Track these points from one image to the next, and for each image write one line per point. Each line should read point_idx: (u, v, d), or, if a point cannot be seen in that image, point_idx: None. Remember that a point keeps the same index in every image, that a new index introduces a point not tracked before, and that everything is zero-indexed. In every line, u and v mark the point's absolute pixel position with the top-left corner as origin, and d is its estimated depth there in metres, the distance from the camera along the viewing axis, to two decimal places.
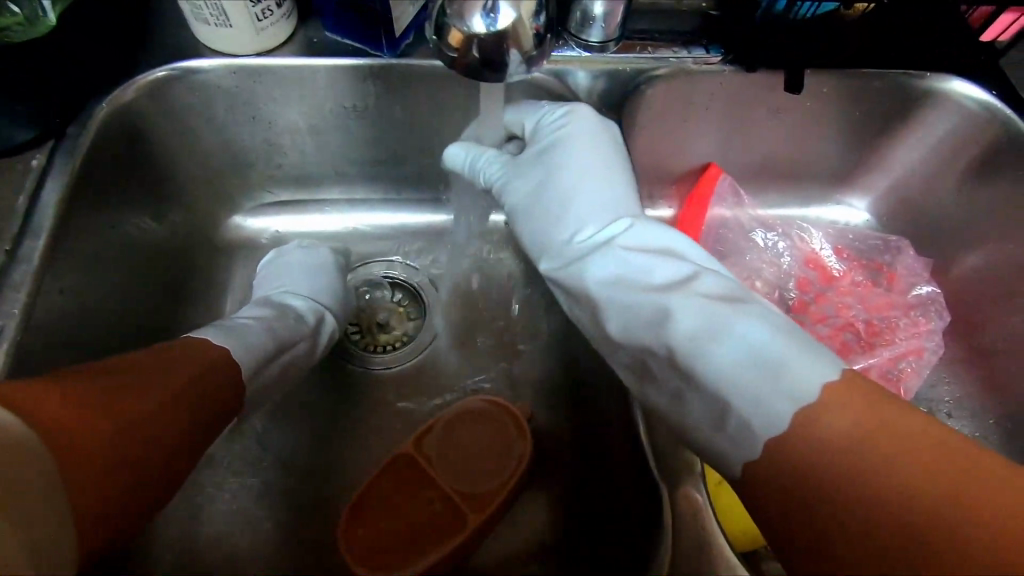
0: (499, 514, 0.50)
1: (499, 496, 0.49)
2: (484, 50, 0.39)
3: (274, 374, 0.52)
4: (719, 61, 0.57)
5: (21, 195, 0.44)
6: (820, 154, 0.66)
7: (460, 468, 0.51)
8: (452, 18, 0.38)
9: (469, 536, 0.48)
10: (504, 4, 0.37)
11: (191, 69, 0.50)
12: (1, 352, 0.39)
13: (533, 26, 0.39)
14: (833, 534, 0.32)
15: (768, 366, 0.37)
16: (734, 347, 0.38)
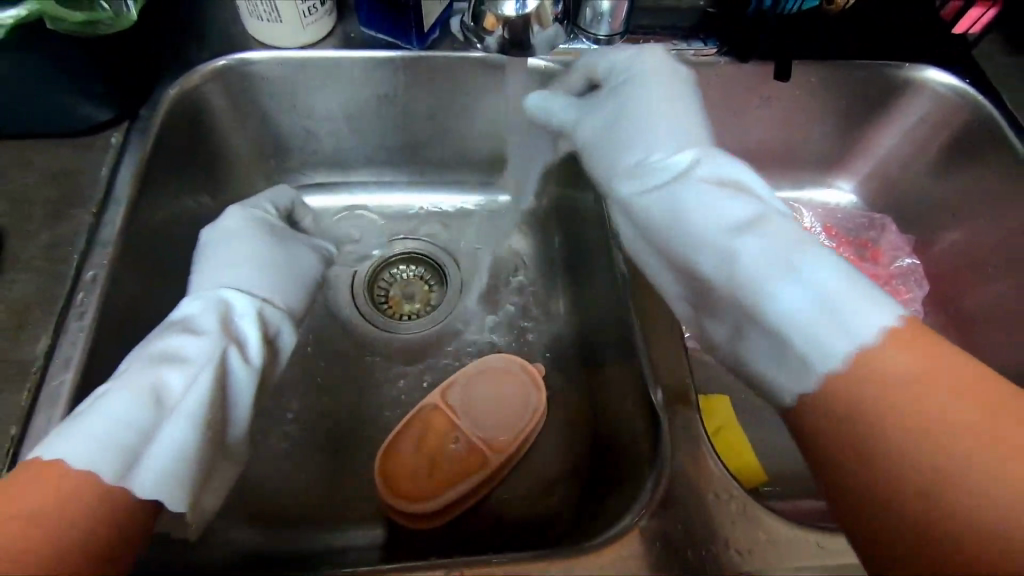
0: (517, 454, 0.56)
1: (517, 439, 0.56)
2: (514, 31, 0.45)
3: (170, 437, 0.40)
4: (715, 52, 0.63)
5: (104, 167, 0.50)
6: (810, 141, 0.72)
7: (480, 417, 0.56)
8: (488, 5, 0.44)
9: (490, 472, 0.54)
10: None
11: (245, 60, 0.56)
12: (91, 298, 0.45)
13: (554, 10, 0.45)
14: (851, 449, 0.34)
15: (826, 305, 0.37)
16: (803, 293, 0.38)
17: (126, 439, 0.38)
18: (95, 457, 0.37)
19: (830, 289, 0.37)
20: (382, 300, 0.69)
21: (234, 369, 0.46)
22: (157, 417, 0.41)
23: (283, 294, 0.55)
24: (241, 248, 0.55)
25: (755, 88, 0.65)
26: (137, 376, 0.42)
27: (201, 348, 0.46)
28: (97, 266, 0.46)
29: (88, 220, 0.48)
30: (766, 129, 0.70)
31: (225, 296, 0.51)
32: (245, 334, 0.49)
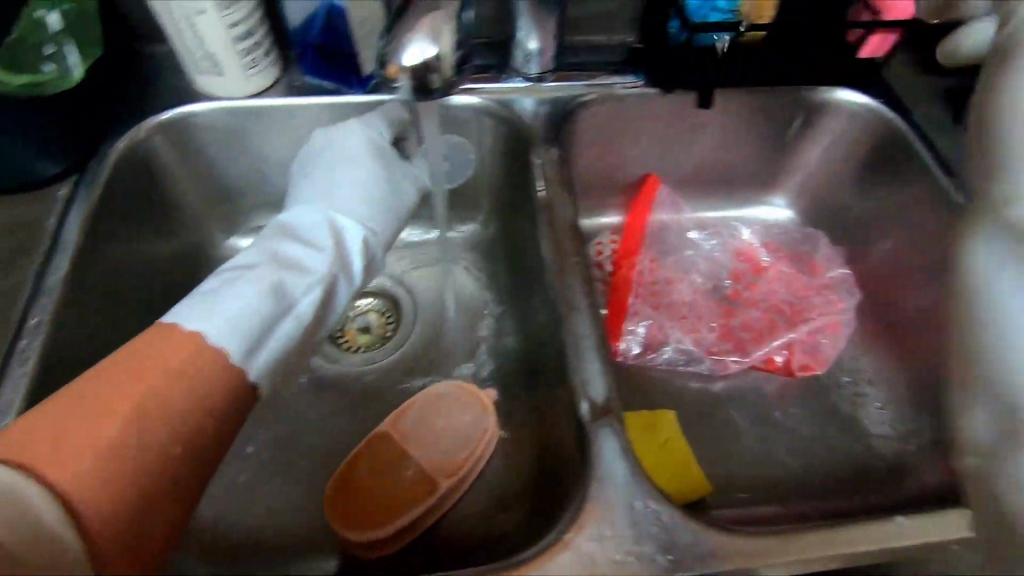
0: (469, 477, 0.57)
1: (467, 461, 0.57)
2: (415, 79, 0.43)
3: (279, 339, 0.50)
4: (642, 84, 0.67)
5: (51, 218, 0.52)
6: (743, 161, 0.76)
7: (431, 443, 0.58)
8: (389, 56, 0.42)
9: (441, 496, 0.55)
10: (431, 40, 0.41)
11: (191, 111, 0.59)
12: (35, 346, 0.47)
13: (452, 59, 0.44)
14: None
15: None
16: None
17: (245, 327, 0.48)
18: (225, 337, 0.46)
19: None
20: (339, 334, 0.71)
21: (337, 289, 0.55)
22: (279, 309, 0.50)
23: (383, 227, 0.60)
24: (350, 169, 0.58)
25: (684, 115, 0.70)
26: (258, 278, 0.50)
27: (315, 262, 0.54)
28: (42, 312, 0.48)
29: (34, 270, 0.50)
30: (698, 153, 0.75)
31: (337, 221, 0.57)
32: (352, 259, 0.57)
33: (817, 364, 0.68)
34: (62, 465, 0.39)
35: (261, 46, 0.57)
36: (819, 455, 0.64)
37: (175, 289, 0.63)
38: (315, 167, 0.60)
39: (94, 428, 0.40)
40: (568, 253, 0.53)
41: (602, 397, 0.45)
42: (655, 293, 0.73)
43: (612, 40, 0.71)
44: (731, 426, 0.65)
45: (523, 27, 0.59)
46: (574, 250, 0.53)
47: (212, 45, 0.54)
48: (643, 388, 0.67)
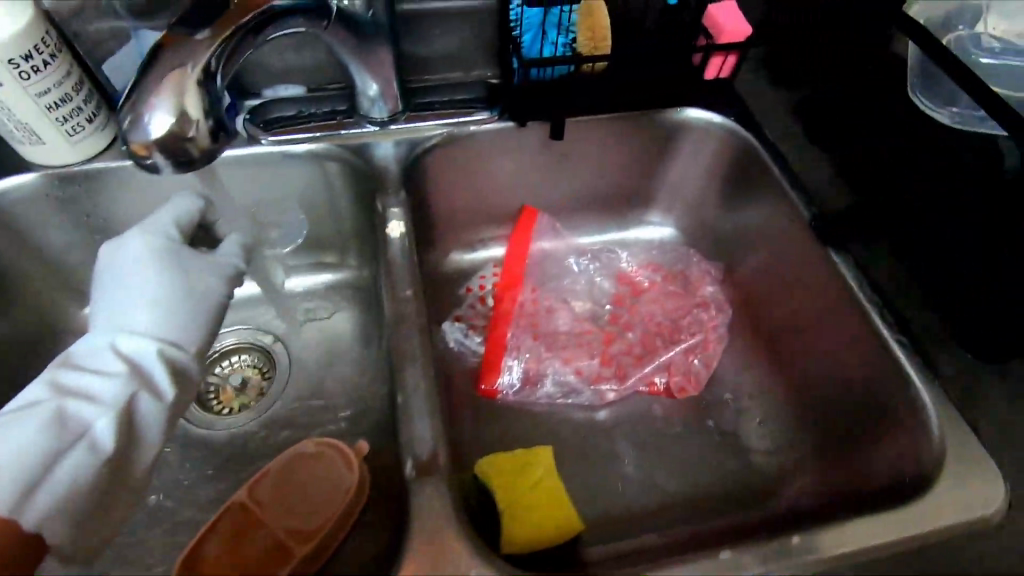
0: (330, 542, 0.54)
1: (328, 526, 0.54)
2: (167, 153, 0.39)
3: (61, 483, 0.45)
4: (497, 118, 0.67)
5: None
6: (615, 184, 0.76)
7: (291, 507, 0.56)
8: (128, 135, 0.38)
9: (295, 568, 0.51)
10: (162, 112, 0.38)
11: (15, 183, 0.57)
12: None
13: (205, 121, 0.40)
14: None
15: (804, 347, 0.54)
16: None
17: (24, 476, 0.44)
18: None
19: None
20: (213, 396, 0.68)
21: (141, 409, 0.50)
22: (61, 445, 0.46)
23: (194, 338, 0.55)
24: (144, 284, 0.55)
25: (544, 146, 0.70)
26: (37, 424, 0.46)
27: (110, 388, 0.50)
28: None
29: None
30: (569, 180, 0.75)
31: (128, 341, 0.52)
32: (154, 375, 0.52)
33: (694, 383, 0.68)
34: None
35: (83, 111, 0.55)
36: (700, 477, 0.63)
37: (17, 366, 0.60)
38: (103, 286, 0.56)
39: None
40: (406, 302, 0.52)
41: (427, 452, 0.44)
42: (535, 324, 0.72)
43: (470, 75, 0.72)
44: (612, 455, 0.64)
45: (358, 74, 0.58)
46: (411, 299, 0.52)
47: (22, 116, 0.52)
48: (524, 424, 0.66)
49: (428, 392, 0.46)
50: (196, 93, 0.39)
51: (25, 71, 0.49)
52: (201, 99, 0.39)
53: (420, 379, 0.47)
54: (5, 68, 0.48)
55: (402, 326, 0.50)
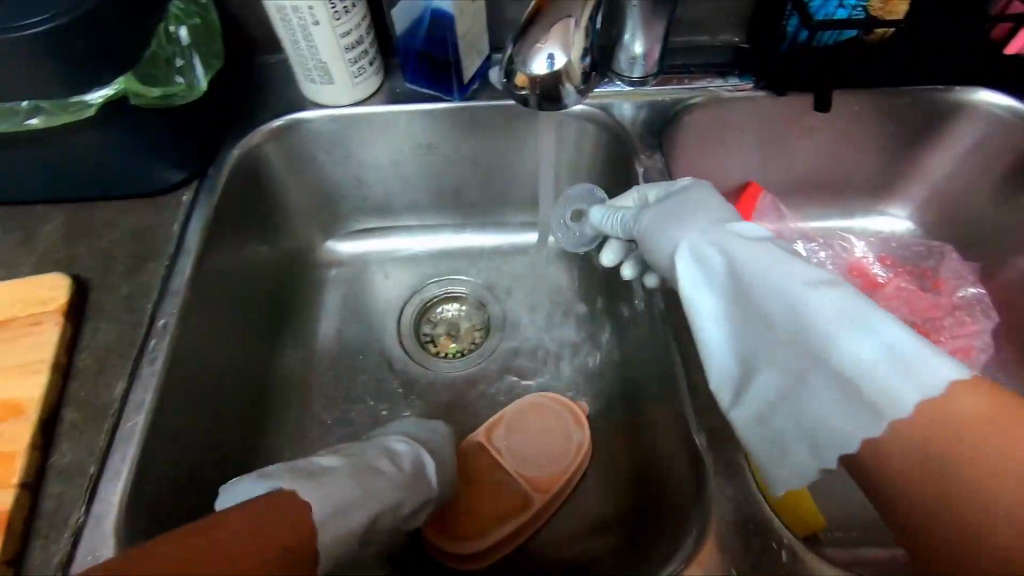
0: (562, 492, 0.56)
1: (563, 478, 0.56)
2: (545, 92, 0.38)
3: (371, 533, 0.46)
4: (751, 86, 0.63)
5: (175, 223, 0.55)
6: (860, 167, 0.70)
7: (524, 455, 0.57)
8: (518, 64, 0.37)
9: (536, 511, 0.54)
10: (560, 51, 0.36)
11: (302, 118, 0.61)
12: (164, 344, 0.48)
13: (581, 65, 0.38)
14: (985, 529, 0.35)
15: (892, 357, 0.39)
16: (871, 348, 0.40)
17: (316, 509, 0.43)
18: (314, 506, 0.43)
19: (857, 377, 0.40)
20: (431, 341, 0.70)
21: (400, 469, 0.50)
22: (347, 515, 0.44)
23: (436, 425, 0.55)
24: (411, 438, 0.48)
25: (794, 121, 0.66)
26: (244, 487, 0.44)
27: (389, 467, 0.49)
28: (167, 314, 0.49)
29: (162, 271, 0.52)
30: (808, 158, 0.70)
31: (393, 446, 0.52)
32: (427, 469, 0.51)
33: None
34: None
35: (367, 54, 0.58)
36: None
37: (278, 294, 0.65)
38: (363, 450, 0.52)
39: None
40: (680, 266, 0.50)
41: None
42: None
43: (717, 39, 0.68)
44: None
45: (629, 30, 0.57)
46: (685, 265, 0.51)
47: (323, 55, 0.56)
48: None
49: None
50: (583, 37, 0.37)
51: (339, 11, 0.52)
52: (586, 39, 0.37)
53: None
54: (325, 7, 0.51)
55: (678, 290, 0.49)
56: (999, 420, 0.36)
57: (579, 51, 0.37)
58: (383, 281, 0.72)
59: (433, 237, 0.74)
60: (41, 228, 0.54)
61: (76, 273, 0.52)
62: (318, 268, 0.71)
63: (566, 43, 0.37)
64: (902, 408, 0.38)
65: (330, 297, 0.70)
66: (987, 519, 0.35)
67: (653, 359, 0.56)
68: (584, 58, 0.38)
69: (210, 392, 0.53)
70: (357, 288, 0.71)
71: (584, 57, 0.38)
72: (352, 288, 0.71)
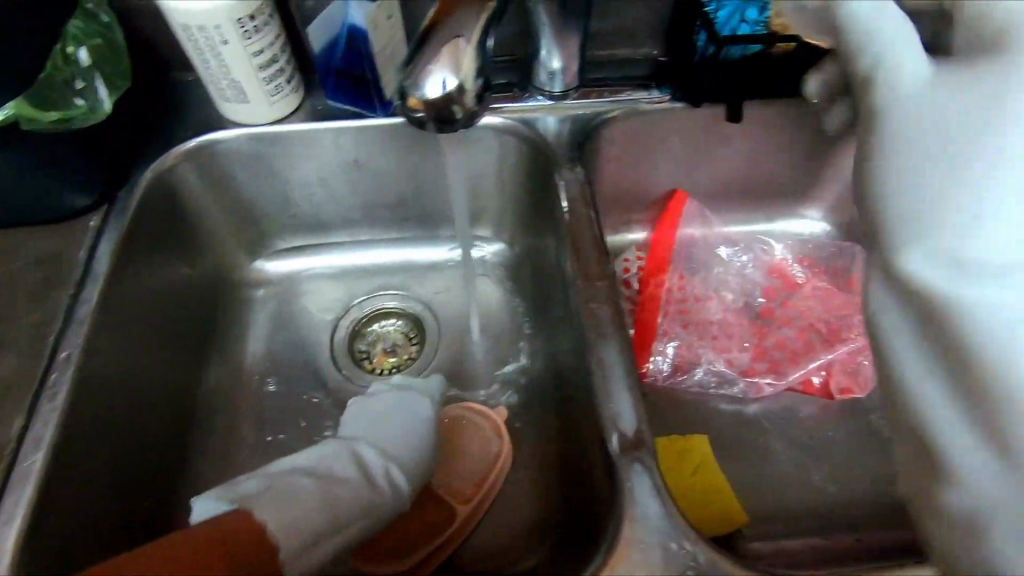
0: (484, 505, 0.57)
1: (480, 492, 0.57)
2: (441, 116, 0.37)
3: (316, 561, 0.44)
4: (669, 98, 0.65)
5: (81, 250, 0.52)
6: (775, 172, 0.73)
7: (445, 470, 0.58)
8: (409, 88, 0.36)
9: (458, 526, 0.55)
10: (449, 73, 0.35)
11: (217, 138, 0.60)
12: (67, 376, 0.46)
13: (475, 87, 0.37)
14: None
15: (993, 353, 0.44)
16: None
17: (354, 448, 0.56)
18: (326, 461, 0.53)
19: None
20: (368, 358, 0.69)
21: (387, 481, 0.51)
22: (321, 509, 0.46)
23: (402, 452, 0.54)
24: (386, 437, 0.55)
25: (709, 133, 0.68)
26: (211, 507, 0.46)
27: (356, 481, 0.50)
28: (71, 345, 0.48)
29: (66, 300, 0.50)
30: (726, 166, 0.72)
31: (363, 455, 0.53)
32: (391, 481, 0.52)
33: (856, 391, 0.64)
34: None
35: (284, 72, 0.58)
36: (865, 483, 0.61)
37: (201, 317, 0.63)
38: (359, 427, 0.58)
39: None
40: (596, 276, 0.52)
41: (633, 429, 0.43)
42: (685, 311, 0.71)
43: (637, 52, 0.69)
44: (767, 447, 0.63)
45: (545, 47, 0.58)
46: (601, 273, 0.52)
47: (236, 74, 0.55)
48: (676, 409, 0.65)
49: (627, 370, 0.46)
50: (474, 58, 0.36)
51: (249, 31, 0.52)
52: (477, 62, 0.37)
53: (617, 355, 0.47)
54: (233, 26, 0.51)
55: (594, 301, 0.50)
56: None
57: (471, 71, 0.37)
58: (314, 299, 0.71)
59: (366, 252, 0.74)
60: None
61: None
62: (246, 288, 0.69)
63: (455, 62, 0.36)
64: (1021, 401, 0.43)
65: (258, 318, 0.69)
66: None
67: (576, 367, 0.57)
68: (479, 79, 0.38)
69: (125, 424, 0.52)
70: (287, 308, 0.70)
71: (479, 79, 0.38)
72: (281, 307, 0.70)
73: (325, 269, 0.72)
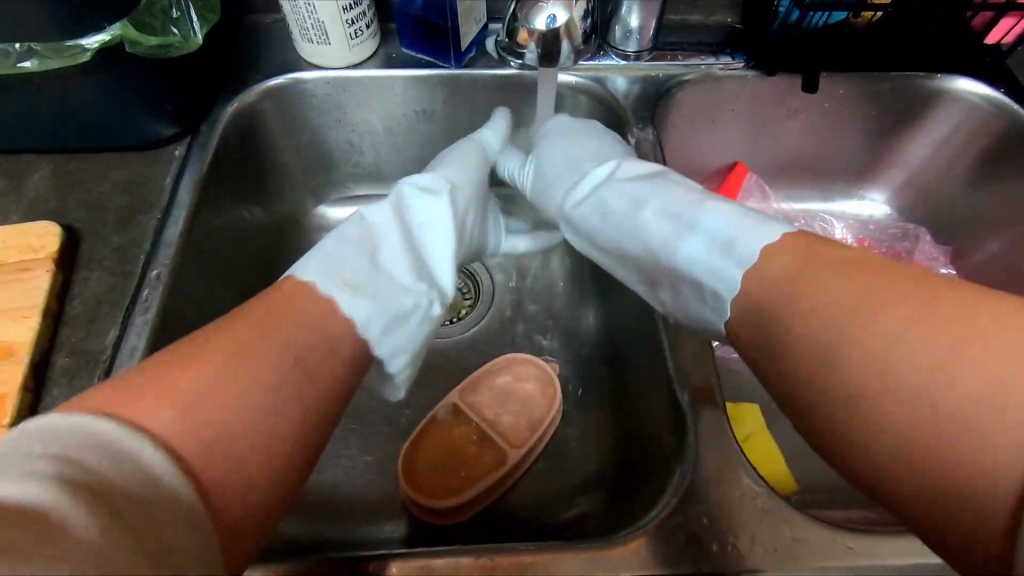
0: (531, 459, 0.57)
1: (524, 452, 0.56)
2: (545, 46, 0.49)
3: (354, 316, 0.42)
4: (742, 66, 0.64)
5: (168, 178, 0.54)
6: (843, 150, 0.71)
7: (497, 403, 0.59)
8: (520, 22, 0.49)
9: (501, 475, 0.54)
10: (560, 7, 0.48)
11: (297, 78, 0.60)
12: (159, 293, 0.48)
13: (581, 26, 0.49)
14: (877, 406, 0.32)
15: (722, 245, 0.45)
16: (700, 244, 0.47)
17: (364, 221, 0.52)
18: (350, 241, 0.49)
19: (709, 256, 0.46)
20: None
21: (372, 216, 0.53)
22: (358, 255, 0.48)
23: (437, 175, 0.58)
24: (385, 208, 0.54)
25: (781, 104, 0.66)
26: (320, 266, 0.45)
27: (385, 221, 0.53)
28: (161, 264, 0.49)
29: (154, 224, 0.51)
30: (795, 138, 0.70)
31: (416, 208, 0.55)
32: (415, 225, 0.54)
33: None
34: (160, 406, 0.30)
35: (365, 16, 0.58)
36: None
37: (269, 253, 0.65)
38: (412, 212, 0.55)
39: (214, 380, 0.33)
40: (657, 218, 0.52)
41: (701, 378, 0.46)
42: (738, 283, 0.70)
43: (710, 19, 0.67)
44: None
45: (627, 2, 0.59)
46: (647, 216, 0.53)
47: (322, 15, 0.55)
48: (727, 381, 0.64)
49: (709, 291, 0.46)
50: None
51: None
52: (584, 6, 0.49)
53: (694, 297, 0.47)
54: None
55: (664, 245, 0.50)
56: (869, 312, 0.34)
57: (579, 13, 0.49)
58: None
59: None
60: (30, 177, 0.53)
61: (65, 223, 0.51)
62: (311, 231, 0.70)
63: (565, 7, 0.48)
64: (749, 259, 0.43)
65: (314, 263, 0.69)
66: (919, 429, 0.30)
67: (637, 326, 0.57)
68: (584, 20, 0.50)
69: None
70: None
71: (586, 21, 0.50)
72: None
73: None
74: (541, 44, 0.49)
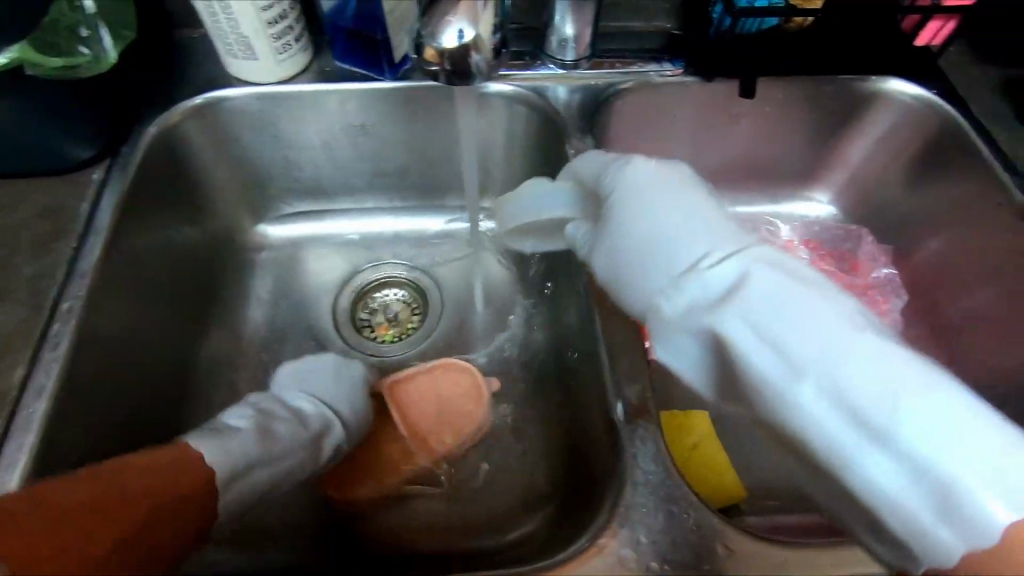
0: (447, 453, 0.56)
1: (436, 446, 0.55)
2: (455, 64, 0.48)
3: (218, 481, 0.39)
4: (681, 72, 0.64)
5: (84, 203, 0.51)
6: (786, 153, 0.71)
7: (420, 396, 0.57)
8: (427, 39, 0.47)
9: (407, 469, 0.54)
10: (466, 24, 0.47)
11: (222, 95, 0.58)
12: (71, 326, 0.45)
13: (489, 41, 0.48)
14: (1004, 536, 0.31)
15: (939, 493, 0.34)
16: (898, 473, 0.35)
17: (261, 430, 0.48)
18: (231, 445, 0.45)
19: (910, 484, 0.35)
20: (366, 327, 0.67)
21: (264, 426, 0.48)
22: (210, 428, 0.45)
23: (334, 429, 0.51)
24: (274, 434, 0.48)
25: (722, 110, 0.66)
26: None
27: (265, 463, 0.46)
28: (74, 297, 0.46)
29: (68, 254, 0.49)
30: (739, 142, 0.70)
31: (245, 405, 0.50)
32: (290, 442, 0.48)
33: None
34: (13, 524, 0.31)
35: (292, 30, 0.56)
36: None
37: (203, 275, 0.62)
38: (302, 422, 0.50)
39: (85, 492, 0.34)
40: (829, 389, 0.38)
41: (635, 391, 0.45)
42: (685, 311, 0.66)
43: (650, 25, 0.67)
44: None
45: (559, 13, 0.57)
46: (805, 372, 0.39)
47: (245, 30, 0.53)
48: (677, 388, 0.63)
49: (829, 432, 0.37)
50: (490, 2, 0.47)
51: None
52: (491, 23, 0.48)
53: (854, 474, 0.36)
54: None
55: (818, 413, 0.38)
56: None
57: (486, 29, 0.48)
58: (312, 267, 0.70)
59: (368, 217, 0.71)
60: None
61: None
62: (250, 250, 0.68)
63: (473, 22, 0.47)
64: (986, 537, 0.32)
65: (255, 282, 0.67)
66: None
67: (581, 338, 0.56)
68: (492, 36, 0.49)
69: (125, 379, 0.50)
70: (286, 275, 0.68)
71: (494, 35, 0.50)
72: (281, 272, 0.68)
73: (323, 236, 0.71)
74: (449, 60, 0.47)
